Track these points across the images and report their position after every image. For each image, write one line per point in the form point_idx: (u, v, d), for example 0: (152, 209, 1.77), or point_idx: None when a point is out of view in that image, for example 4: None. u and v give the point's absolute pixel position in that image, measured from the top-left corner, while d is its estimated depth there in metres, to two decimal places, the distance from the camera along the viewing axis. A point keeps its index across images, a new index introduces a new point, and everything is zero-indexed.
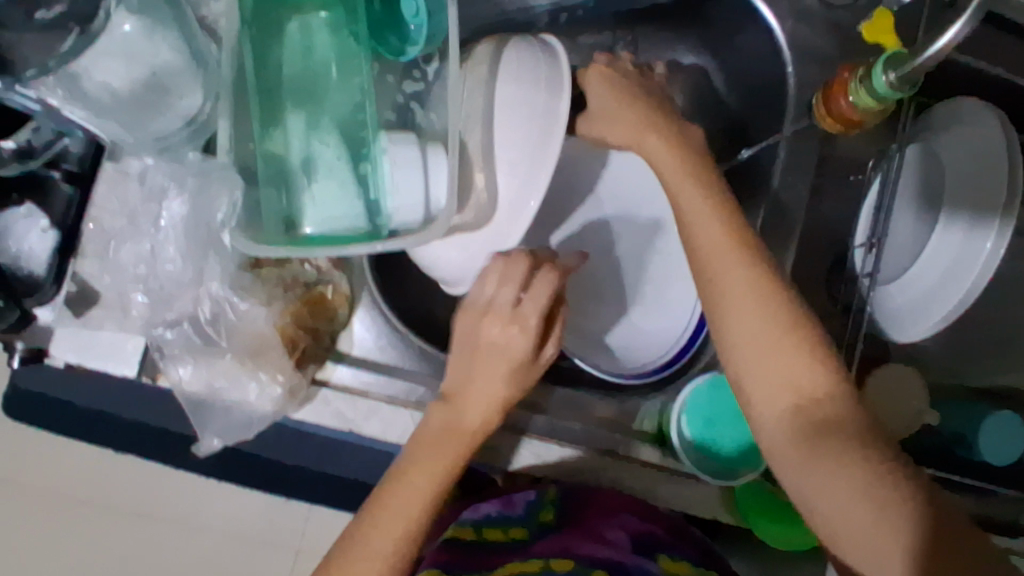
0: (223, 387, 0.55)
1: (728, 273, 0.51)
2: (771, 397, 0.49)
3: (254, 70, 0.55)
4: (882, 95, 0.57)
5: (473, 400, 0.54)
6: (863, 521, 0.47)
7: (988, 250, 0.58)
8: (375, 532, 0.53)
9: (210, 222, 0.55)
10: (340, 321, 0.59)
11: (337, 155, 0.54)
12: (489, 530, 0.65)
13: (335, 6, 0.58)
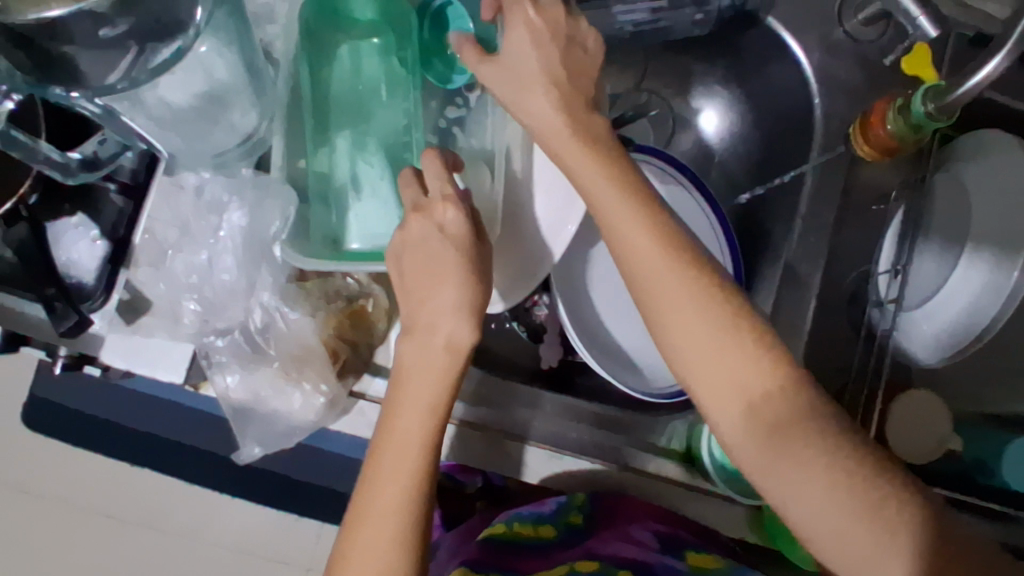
0: (268, 396, 0.59)
1: (658, 281, 0.48)
2: (725, 406, 0.48)
3: (309, 90, 0.58)
4: (919, 123, 0.59)
5: (420, 372, 0.51)
6: (845, 525, 0.47)
7: (1017, 279, 0.61)
8: (375, 523, 0.51)
9: (265, 236, 0.57)
10: (378, 334, 0.61)
11: (381, 175, 0.59)
12: (525, 526, 0.72)
13: (387, 32, 0.60)
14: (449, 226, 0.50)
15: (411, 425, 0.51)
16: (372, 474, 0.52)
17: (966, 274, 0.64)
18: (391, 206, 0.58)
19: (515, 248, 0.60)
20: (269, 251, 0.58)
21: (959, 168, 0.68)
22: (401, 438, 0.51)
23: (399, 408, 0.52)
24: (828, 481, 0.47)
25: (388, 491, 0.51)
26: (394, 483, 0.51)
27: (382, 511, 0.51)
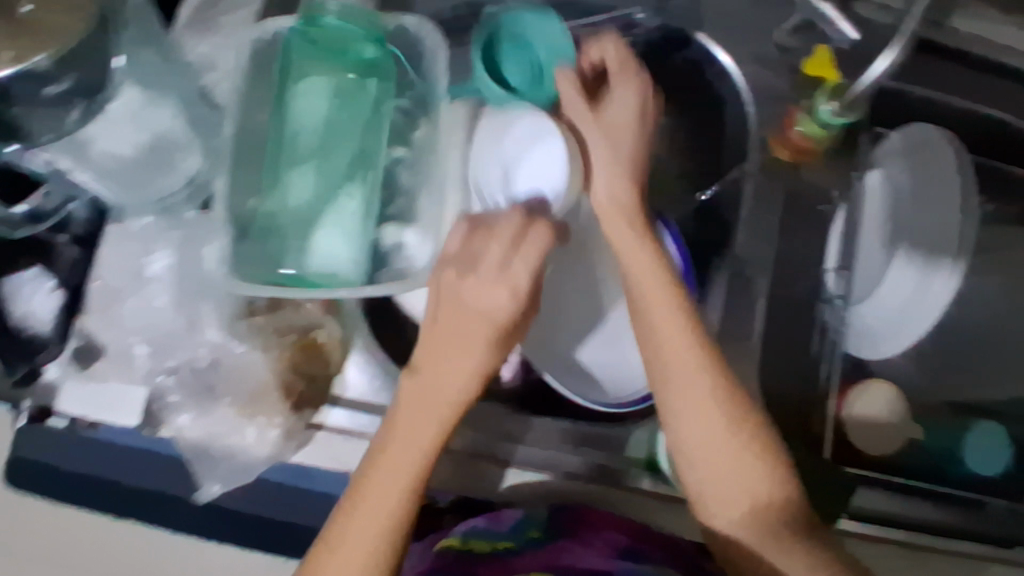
0: (223, 433, 0.59)
1: (654, 304, 0.57)
2: (693, 400, 0.56)
3: (274, 132, 0.62)
4: (825, 120, 0.67)
5: (426, 416, 0.54)
6: (774, 515, 0.55)
7: (942, 288, 0.64)
8: (353, 524, 0.53)
9: (198, 273, 0.61)
10: (334, 364, 0.62)
11: (336, 207, 0.62)
12: (478, 542, 0.63)
13: (347, 75, 0.64)
14: (510, 274, 0.53)
15: (411, 465, 0.53)
16: (354, 506, 0.53)
17: (898, 274, 0.66)
18: (344, 238, 0.61)
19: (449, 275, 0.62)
20: (211, 286, 0.61)
21: (894, 169, 0.70)
22: (396, 476, 0.53)
23: (399, 445, 0.54)
24: (777, 484, 0.55)
25: (372, 527, 0.52)
26: (380, 518, 0.53)
27: (363, 520, 0.53)
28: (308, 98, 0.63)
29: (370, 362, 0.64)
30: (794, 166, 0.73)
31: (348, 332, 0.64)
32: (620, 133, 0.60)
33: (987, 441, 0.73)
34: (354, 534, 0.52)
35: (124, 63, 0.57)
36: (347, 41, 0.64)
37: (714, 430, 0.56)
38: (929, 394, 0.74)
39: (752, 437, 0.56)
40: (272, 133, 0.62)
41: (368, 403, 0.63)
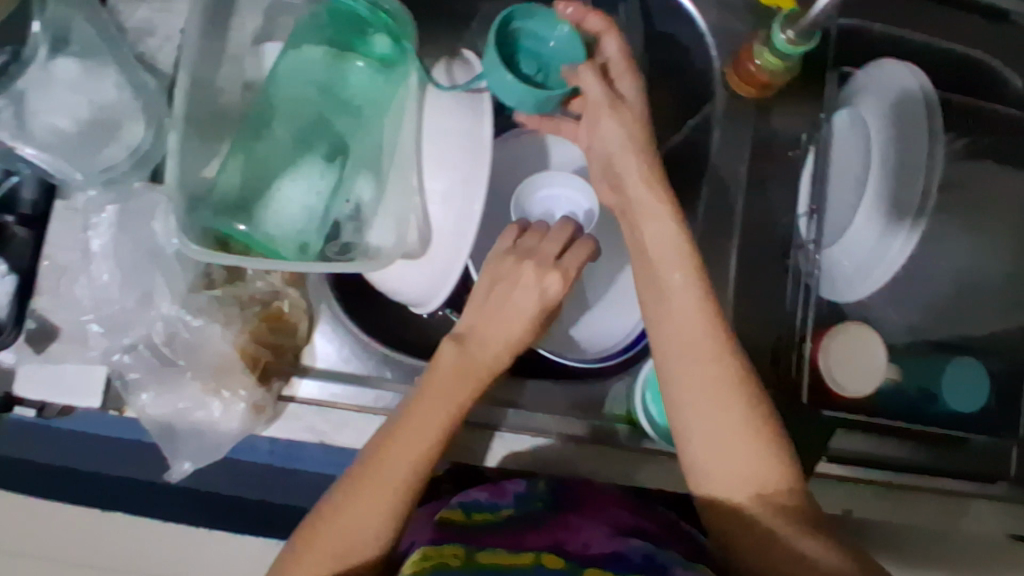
0: (187, 408, 0.58)
1: (675, 282, 0.58)
2: (702, 360, 0.56)
3: (259, 99, 0.62)
4: (784, 52, 0.64)
5: (452, 393, 0.57)
6: (773, 477, 0.56)
7: (899, 245, 0.63)
8: (375, 485, 0.54)
9: (151, 245, 0.59)
10: (301, 335, 0.62)
11: (298, 177, 0.61)
12: (479, 513, 0.62)
13: (335, 38, 0.62)
14: (545, 285, 0.58)
15: (422, 439, 0.55)
16: (369, 477, 0.54)
17: (871, 206, 0.65)
18: (304, 209, 0.60)
19: (419, 255, 0.61)
20: (164, 256, 0.59)
21: (858, 102, 0.69)
22: (412, 450, 0.55)
23: (416, 419, 0.56)
24: (778, 469, 0.56)
25: (379, 498, 0.54)
26: (387, 488, 0.54)
27: (384, 487, 0.54)
28: (298, 63, 0.61)
29: (339, 333, 0.65)
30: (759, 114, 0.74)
31: (313, 303, 0.64)
32: (630, 108, 0.61)
33: (965, 374, 0.72)
34: (359, 505, 0.53)
35: (41, 29, 0.58)
36: (365, 25, 0.62)
37: (719, 412, 0.56)
38: (905, 333, 0.74)
39: (761, 425, 0.56)
40: (258, 103, 0.62)
41: (339, 372, 0.64)
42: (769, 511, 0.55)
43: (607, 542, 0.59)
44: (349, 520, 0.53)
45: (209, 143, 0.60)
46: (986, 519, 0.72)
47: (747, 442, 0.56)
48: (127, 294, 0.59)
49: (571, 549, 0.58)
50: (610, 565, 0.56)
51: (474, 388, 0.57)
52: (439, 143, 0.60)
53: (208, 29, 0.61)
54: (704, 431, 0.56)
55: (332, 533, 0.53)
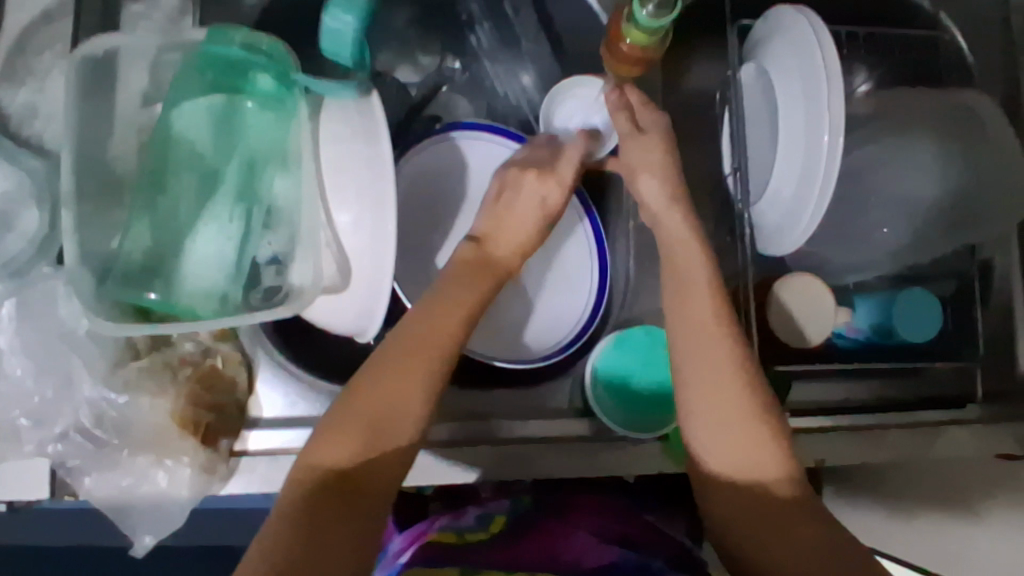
0: (132, 483, 0.58)
1: (687, 272, 0.58)
2: (699, 297, 0.57)
3: (152, 155, 0.60)
4: (649, 26, 0.50)
5: (479, 283, 0.56)
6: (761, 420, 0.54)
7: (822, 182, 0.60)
8: (412, 369, 0.51)
9: (66, 331, 0.58)
10: (241, 388, 0.61)
11: (208, 227, 0.60)
12: (472, 533, 0.72)
13: (219, 82, 0.61)
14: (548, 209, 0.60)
15: (450, 326, 0.53)
16: (400, 358, 0.52)
17: (785, 159, 0.65)
18: (220, 259, 0.60)
19: (340, 288, 0.60)
20: (76, 339, 0.58)
21: (760, 54, 0.67)
22: (445, 332, 0.53)
23: (447, 305, 0.54)
24: (789, 459, 0.53)
25: (423, 375, 0.51)
26: (430, 362, 0.52)
27: (422, 371, 0.52)
28: (187, 115, 0.60)
29: (281, 377, 0.64)
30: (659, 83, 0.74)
31: (247, 352, 0.63)
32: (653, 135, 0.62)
33: (919, 306, 0.71)
34: (398, 377, 0.51)
35: None
36: (245, 66, 0.60)
37: (726, 401, 0.54)
38: (844, 275, 0.74)
39: (770, 409, 0.54)
40: (151, 158, 0.60)
41: (285, 417, 0.63)
42: (760, 450, 0.53)
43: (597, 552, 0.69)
44: (384, 396, 0.51)
45: (112, 213, 0.59)
46: (961, 444, 0.70)
47: (755, 437, 0.53)
48: (44, 384, 0.58)
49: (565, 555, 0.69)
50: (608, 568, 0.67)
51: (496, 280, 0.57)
52: (339, 173, 0.59)
53: (86, 99, 0.59)
54: (701, 363, 0.55)
55: (367, 413, 0.50)
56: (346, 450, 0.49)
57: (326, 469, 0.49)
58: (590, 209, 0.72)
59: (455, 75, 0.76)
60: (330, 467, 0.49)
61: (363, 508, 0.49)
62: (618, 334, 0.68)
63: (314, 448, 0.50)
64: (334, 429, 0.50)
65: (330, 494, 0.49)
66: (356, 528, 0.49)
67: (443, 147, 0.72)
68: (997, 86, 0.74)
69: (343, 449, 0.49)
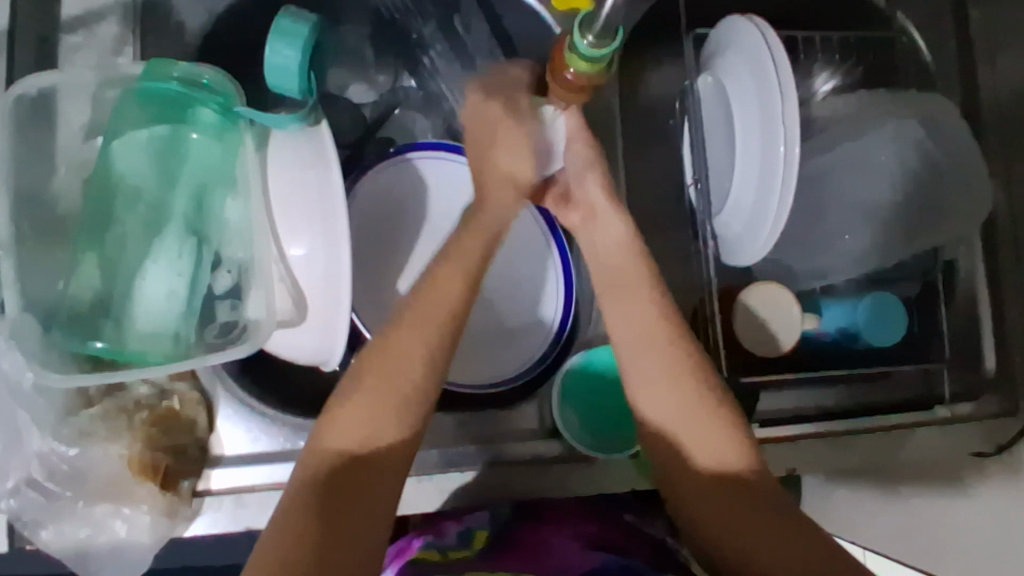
0: (92, 530, 0.58)
1: (620, 267, 0.60)
2: (636, 291, 0.59)
3: (93, 192, 0.58)
4: (592, 57, 0.48)
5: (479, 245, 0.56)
6: (698, 410, 0.56)
7: (779, 193, 0.59)
8: (409, 333, 0.53)
9: (12, 385, 0.57)
10: (200, 427, 0.60)
11: (157, 264, 0.58)
12: (457, 552, 0.66)
13: (161, 112, 0.59)
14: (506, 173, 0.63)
15: (444, 307, 0.54)
16: (398, 336, 0.53)
17: (744, 170, 0.64)
18: (172, 296, 0.58)
19: (298, 322, 0.59)
20: (23, 393, 0.57)
21: (716, 64, 0.66)
22: (443, 302, 0.54)
23: (442, 275, 0.55)
24: (743, 453, 0.55)
25: (420, 335, 0.53)
26: (427, 324, 0.53)
27: (414, 332, 0.53)
28: (127, 153, 0.58)
29: (242, 412, 0.61)
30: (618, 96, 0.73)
31: (207, 387, 0.61)
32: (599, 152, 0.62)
33: (885, 311, 0.71)
34: (398, 355, 0.53)
35: None
36: (184, 101, 0.59)
37: (679, 407, 0.56)
38: (809, 280, 0.74)
39: (713, 397, 0.56)
40: (91, 195, 0.58)
41: (248, 454, 0.61)
42: (702, 440, 0.56)
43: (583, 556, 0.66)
44: (387, 373, 0.52)
45: (56, 256, 0.57)
46: (926, 444, 0.71)
47: (708, 433, 0.56)
48: None
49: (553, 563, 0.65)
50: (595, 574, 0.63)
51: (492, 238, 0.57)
52: (290, 205, 0.58)
53: (24, 140, 0.57)
54: (638, 357, 0.58)
55: (376, 387, 0.52)
56: (359, 429, 0.51)
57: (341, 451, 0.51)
58: (555, 229, 0.73)
59: (410, 95, 0.76)
60: (344, 448, 0.51)
61: (380, 481, 0.52)
62: (584, 355, 0.68)
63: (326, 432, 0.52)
64: (346, 408, 0.52)
65: (347, 473, 0.51)
66: (376, 506, 0.51)
67: (401, 170, 0.71)
68: (953, 84, 0.74)
69: (356, 429, 0.51)
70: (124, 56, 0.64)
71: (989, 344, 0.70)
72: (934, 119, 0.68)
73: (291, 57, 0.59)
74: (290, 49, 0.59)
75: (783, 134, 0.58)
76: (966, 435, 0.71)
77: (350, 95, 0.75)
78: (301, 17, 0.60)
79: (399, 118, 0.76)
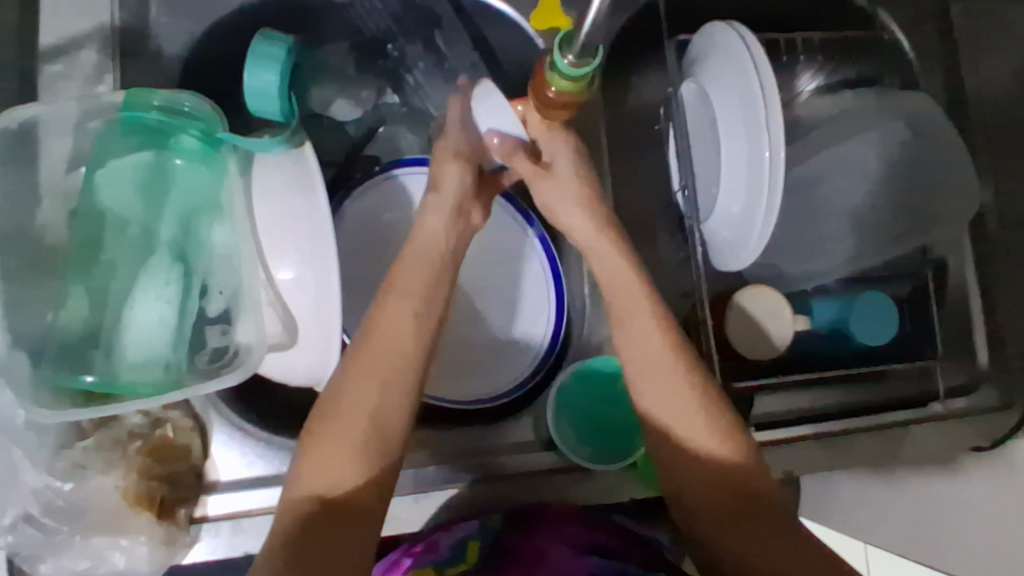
0: (92, 561, 0.58)
1: (611, 274, 0.59)
2: (627, 309, 0.57)
3: (82, 223, 0.58)
4: (573, 76, 0.48)
5: (426, 282, 0.57)
6: (692, 429, 0.54)
7: (767, 197, 0.59)
8: (375, 372, 0.52)
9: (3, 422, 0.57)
10: (196, 453, 0.60)
11: (146, 291, 0.58)
12: (454, 568, 0.64)
13: (147, 140, 0.59)
14: (465, 207, 0.63)
15: (407, 342, 0.54)
16: (361, 369, 0.52)
17: (732, 174, 0.64)
18: (163, 324, 0.58)
19: (290, 344, 0.59)
20: (15, 429, 0.57)
21: (698, 72, 0.67)
22: (404, 337, 0.54)
23: (394, 311, 0.55)
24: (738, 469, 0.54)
25: (390, 372, 0.53)
26: (398, 360, 0.53)
27: (385, 367, 0.53)
28: (112, 183, 0.59)
29: (238, 436, 0.61)
30: (602, 108, 0.73)
31: (200, 412, 0.61)
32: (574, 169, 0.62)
33: (875, 311, 0.71)
34: (365, 387, 0.52)
35: None
36: (165, 129, 0.59)
37: (694, 430, 0.54)
38: (796, 282, 0.74)
39: (711, 414, 0.55)
40: (79, 226, 0.58)
41: (245, 478, 0.61)
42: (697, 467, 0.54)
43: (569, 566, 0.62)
44: (356, 409, 0.51)
45: (42, 287, 0.57)
46: (922, 441, 0.72)
47: (720, 451, 0.54)
48: None
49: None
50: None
51: (434, 275, 0.57)
52: (277, 228, 0.58)
53: (7, 174, 0.57)
54: (642, 369, 0.56)
55: (349, 430, 0.50)
56: (336, 467, 0.50)
57: (316, 494, 0.49)
58: (547, 243, 0.73)
59: (394, 111, 0.76)
60: (324, 489, 0.49)
61: (362, 522, 0.50)
62: (579, 368, 0.69)
63: (300, 478, 0.50)
64: (319, 453, 0.50)
65: (328, 515, 0.49)
66: (357, 543, 0.49)
67: (389, 187, 0.71)
68: (933, 82, 0.74)
69: (331, 468, 0.50)
70: (104, 83, 0.64)
71: (981, 343, 0.70)
72: (918, 123, 0.69)
73: (271, 82, 0.59)
74: (267, 74, 0.59)
75: (770, 138, 0.58)
76: (960, 431, 0.72)
77: (336, 114, 0.74)
78: (275, 39, 0.60)
79: (386, 133, 0.76)
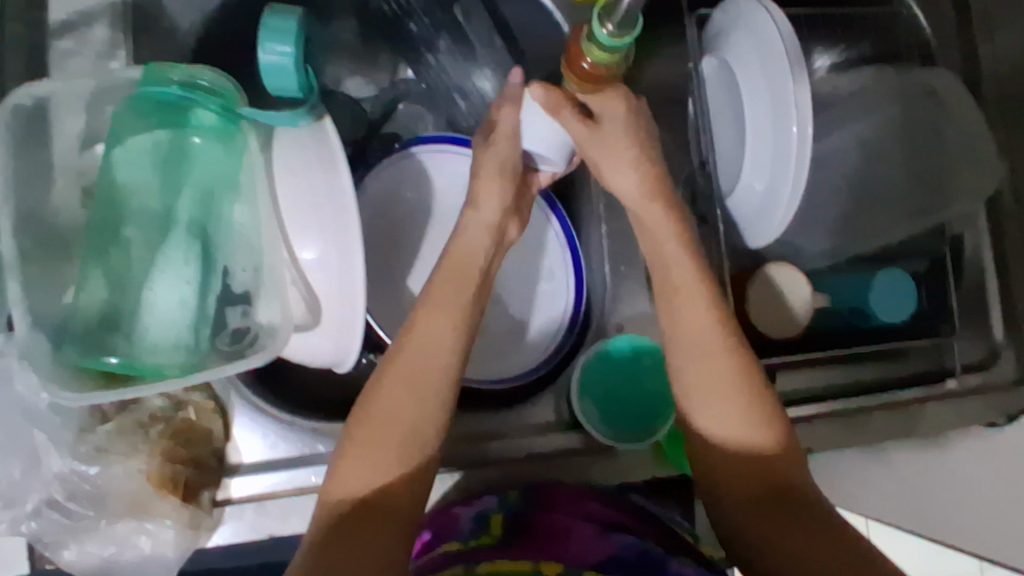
0: (116, 546, 0.58)
1: (670, 259, 0.58)
2: (682, 293, 0.57)
3: (100, 200, 0.56)
4: (611, 47, 0.51)
5: (461, 289, 0.56)
6: (738, 423, 0.53)
7: (792, 173, 0.58)
8: (413, 371, 0.52)
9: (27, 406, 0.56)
10: (218, 435, 0.59)
11: (166, 270, 0.56)
12: (478, 539, 0.61)
13: (163, 115, 0.57)
14: (504, 224, 0.62)
15: (441, 345, 0.54)
16: (391, 383, 0.52)
17: (754, 150, 0.64)
18: (185, 305, 0.56)
19: (316, 323, 0.58)
20: (39, 414, 0.56)
21: (721, 47, 0.66)
22: (438, 338, 0.54)
23: (431, 325, 0.54)
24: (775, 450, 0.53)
25: (426, 371, 0.53)
26: (433, 357, 0.53)
27: (421, 367, 0.53)
28: (127, 161, 0.56)
29: (259, 419, 0.61)
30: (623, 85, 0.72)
31: (220, 395, 0.61)
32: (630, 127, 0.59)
33: (891, 286, 0.71)
34: (403, 390, 0.52)
35: None
36: (183, 104, 0.57)
37: (735, 426, 0.53)
38: (816, 260, 0.74)
39: (757, 408, 0.54)
40: (95, 206, 0.56)
41: (266, 461, 0.60)
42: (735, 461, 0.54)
43: (596, 542, 0.61)
44: (390, 416, 0.51)
45: (60, 268, 0.55)
46: (938, 419, 0.70)
47: (760, 444, 0.53)
48: (12, 463, 0.57)
49: (569, 558, 0.59)
50: (613, 569, 0.58)
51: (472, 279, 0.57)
52: (300, 208, 0.57)
53: (16, 151, 0.54)
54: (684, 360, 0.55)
55: (383, 430, 0.51)
56: (368, 467, 0.50)
57: (353, 492, 0.50)
58: (561, 216, 0.72)
59: (411, 87, 0.76)
60: (356, 486, 0.50)
61: (391, 517, 0.50)
62: (598, 349, 0.68)
63: (337, 478, 0.50)
64: (351, 453, 0.50)
65: (357, 513, 0.49)
66: (385, 537, 0.49)
67: (408, 165, 0.70)
68: (953, 60, 0.74)
69: (365, 465, 0.50)
70: (116, 59, 0.62)
71: (997, 316, 0.72)
72: (939, 96, 0.69)
73: (285, 55, 0.58)
74: (282, 48, 0.57)
75: (797, 115, 0.57)
76: (982, 411, 0.71)
77: (347, 90, 0.75)
78: (286, 11, 0.58)
79: (404, 111, 0.77)
